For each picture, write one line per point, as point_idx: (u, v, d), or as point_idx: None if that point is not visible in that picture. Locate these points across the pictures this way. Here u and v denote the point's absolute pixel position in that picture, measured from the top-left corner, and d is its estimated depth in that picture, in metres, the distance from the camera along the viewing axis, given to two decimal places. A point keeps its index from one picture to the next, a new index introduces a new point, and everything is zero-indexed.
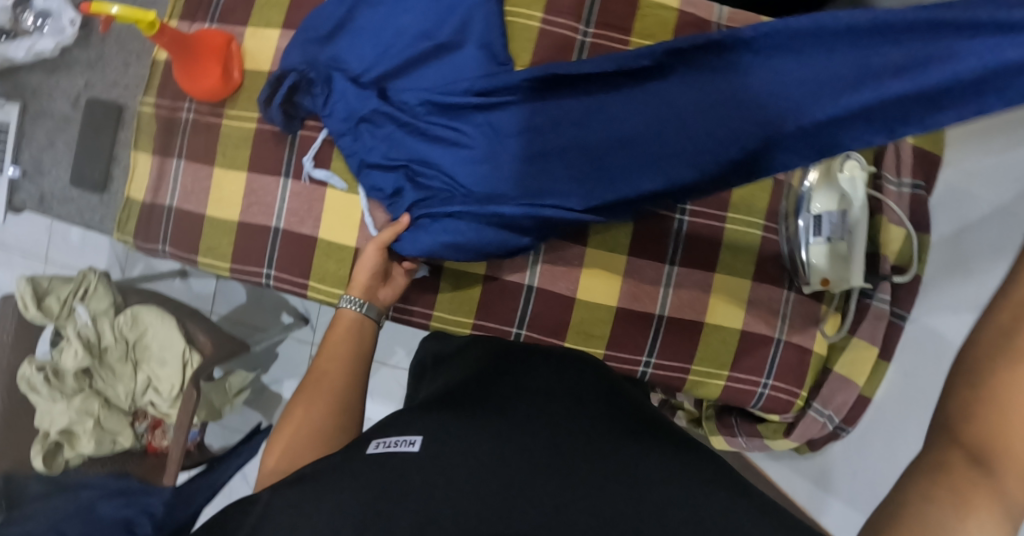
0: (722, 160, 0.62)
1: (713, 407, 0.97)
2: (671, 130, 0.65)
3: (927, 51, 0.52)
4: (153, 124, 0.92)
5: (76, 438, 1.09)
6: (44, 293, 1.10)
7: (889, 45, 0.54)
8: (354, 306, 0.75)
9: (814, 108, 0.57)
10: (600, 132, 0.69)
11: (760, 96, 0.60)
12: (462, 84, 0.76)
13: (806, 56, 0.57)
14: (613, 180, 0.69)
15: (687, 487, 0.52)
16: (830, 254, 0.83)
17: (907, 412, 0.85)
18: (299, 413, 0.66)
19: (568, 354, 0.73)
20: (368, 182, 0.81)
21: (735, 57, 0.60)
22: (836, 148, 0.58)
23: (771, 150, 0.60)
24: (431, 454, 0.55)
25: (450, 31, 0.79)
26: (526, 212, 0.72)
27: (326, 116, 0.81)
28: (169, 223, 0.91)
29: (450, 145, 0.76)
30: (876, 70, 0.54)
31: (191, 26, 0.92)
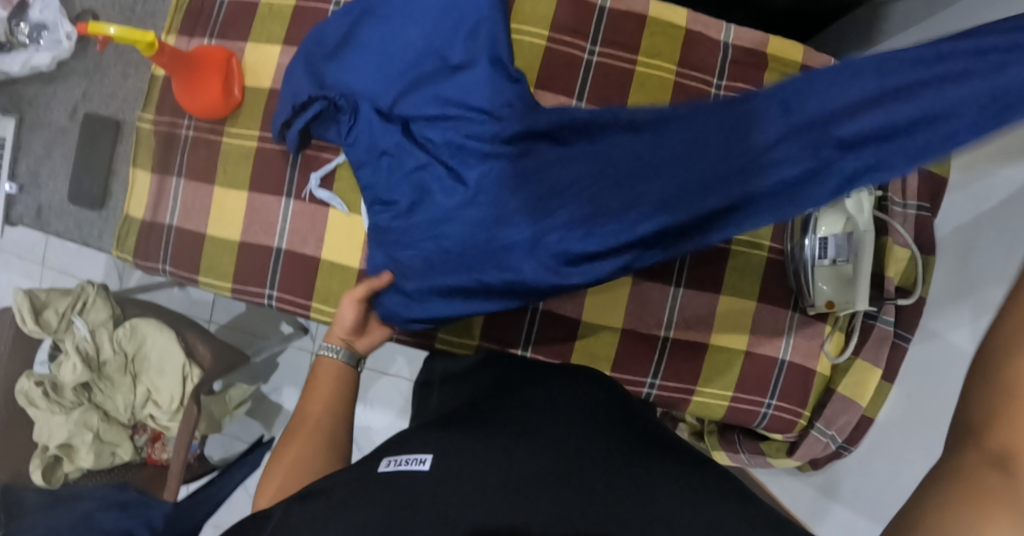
0: (737, 196, 0.58)
1: (715, 423, 0.97)
2: (693, 165, 0.60)
3: (963, 65, 0.50)
4: (152, 140, 0.91)
5: (75, 451, 1.09)
6: (43, 306, 1.08)
7: (914, 69, 0.51)
8: (331, 352, 0.76)
9: (844, 128, 0.53)
10: (619, 167, 0.64)
11: (773, 131, 0.56)
12: (483, 118, 0.73)
13: (837, 87, 0.53)
14: (628, 217, 0.63)
15: (701, 502, 0.52)
16: (835, 277, 0.83)
17: (915, 431, 0.85)
18: (289, 452, 0.67)
19: (574, 370, 0.72)
20: (379, 197, 0.79)
21: (757, 105, 0.56)
22: (890, 167, 0.52)
23: (784, 185, 0.56)
24: (443, 473, 0.54)
25: (462, 52, 0.76)
26: (535, 257, 0.67)
27: (349, 146, 0.80)
28: (169, 242, 0.89)
29: (466, 185, 0.73)
30: (907, 88, 0.51)
31: (191, 41, 0.91)
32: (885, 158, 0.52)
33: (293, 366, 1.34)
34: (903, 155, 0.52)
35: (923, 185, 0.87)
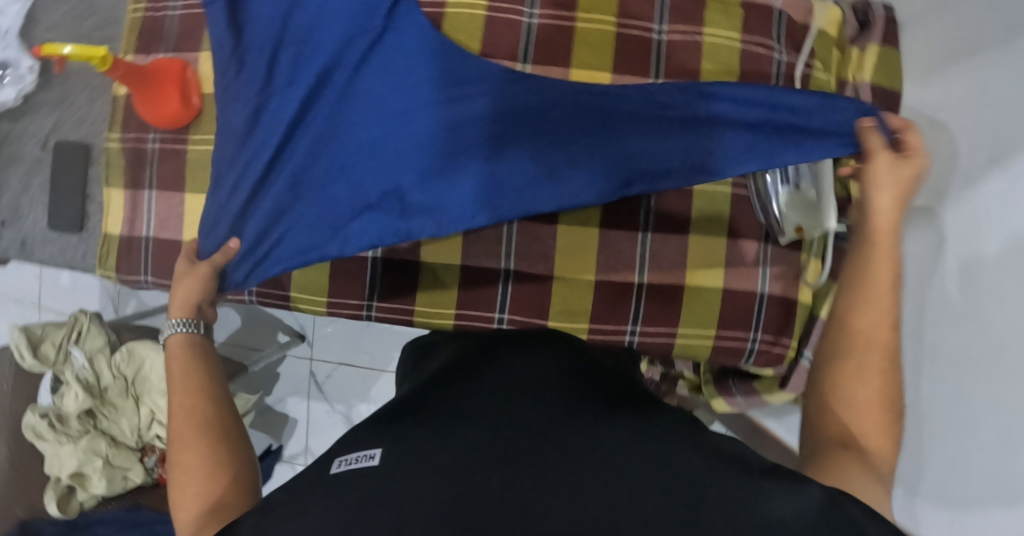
0: (338, 158, 0.81)
1: (711, 371, 0.99)
2: (353, 135, 0.81)
3: (449, 157, 0.79)
4: (121, 158, 0.93)
5: (88, 479, 1.11)
6: (39, 340, 1.12)
7: (453, 145, 0.79)
8: (180, 327, 0.77)
9: (382, 155, 0.80)
10: (351, 143, 0.81)
11: (396, 143, 0.80)
12: (342, 93, 0.82)
13: (401, 144, 0.80)
14: (325, 158, 0.81)
15: (664, 455, 0.50)
16: (798, 201, 0.83)
17: (907, 353, 0.85)
18: (189, 479, 0.63)
19: (539, 338, 0.69)
20: (233, 138, 0.85)
21: (392, 122, 0.80)
22: (396, 175, 0.79)
23: (342, 159, 0.81)
24: (393, 465, 0.51)
25: (364, 49, 0.82)
26: (272, 182, 0.82)
27: (229, 116, 0.85)
28: (148, 254, 0.92)
29: (270, 126, 0.83)
30: (442, 166, 0.79)
31: (147, 58, 0.92)
32: (390, 168, 0.80)
33: (294, 375, 1.36)
34: (412, 148, 0.80)
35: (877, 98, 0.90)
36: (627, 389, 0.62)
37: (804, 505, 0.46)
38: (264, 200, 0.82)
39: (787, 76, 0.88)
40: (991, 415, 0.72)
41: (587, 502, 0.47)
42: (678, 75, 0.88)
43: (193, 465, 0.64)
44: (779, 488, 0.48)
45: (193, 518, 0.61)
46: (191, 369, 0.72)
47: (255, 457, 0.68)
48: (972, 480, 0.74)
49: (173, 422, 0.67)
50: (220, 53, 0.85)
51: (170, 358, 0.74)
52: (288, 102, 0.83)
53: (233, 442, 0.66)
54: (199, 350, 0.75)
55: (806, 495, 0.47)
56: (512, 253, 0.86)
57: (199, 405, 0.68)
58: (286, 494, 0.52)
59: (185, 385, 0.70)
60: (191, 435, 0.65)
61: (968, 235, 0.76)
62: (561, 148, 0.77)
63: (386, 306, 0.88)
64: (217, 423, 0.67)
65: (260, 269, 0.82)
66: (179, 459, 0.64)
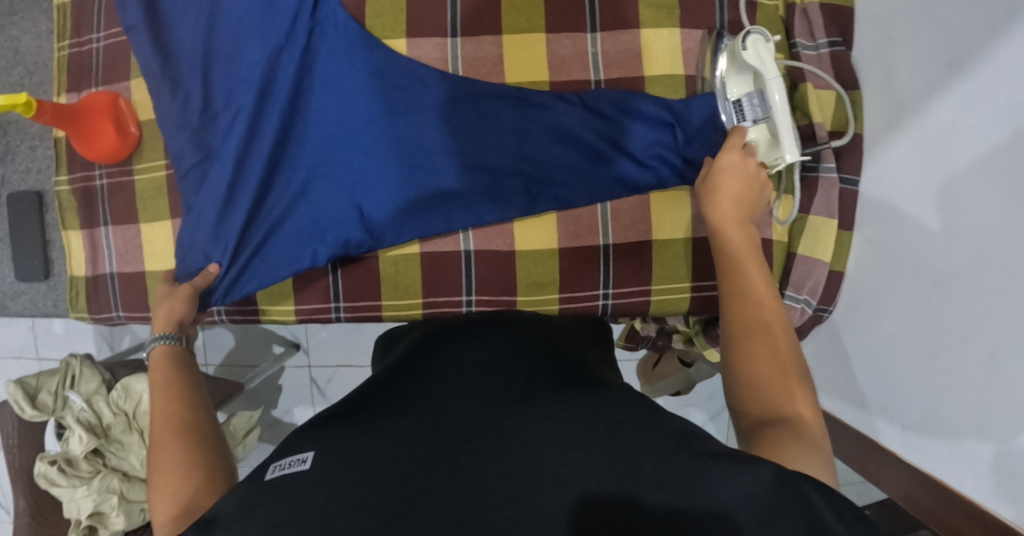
0: (298, 174, 0.84)
1: (699, 322, 0.97)
2: (311, 150, 0.83)
3: (412, 155, 0.81)
4: (73, 200, 0.93)
5: (106, 517, 1.11)
6: (35, 391, 1.11)
7: (411, 142, 0.81)
8: (168, 341, 0.74)
9: (342, 165, 0.83)
10: (308, 159, 0.84)
11: (353, 151, 0.82)
12: (282, 103, 0.82)
13: (357, 152, 0.82)
14: (285, 176, 0.84)
15: (601, 434, 0.49)
16: (757, 137, 0.80)
17: (880, 278, 0.82)
18: (164, 479, 0.59)
19: (486, 318, 0.68)
20: (179, 160, 0.84)
21: (347, 132, 0.82)
22: (362, 181, 0.82)
23: (303, 174, 0.84)
24: (325, 470, 0.49)
25: (298, 56, 0.82)
26: (231, 203, 0.83)
27: (169, 141, 0.84)
28: (115, 289, 0.91)
29: (218, 148, 0.84)
30: (407, 164, 0.81)
31: (79, 95, 0.91)
32: (354, 175, 0.82)
33: (295, 385, 1.36)
34: (370, 154, 0.82)
35: (828, 22, 0.85)
36: (572, 365, 0.61)
37: (752, 485, 0.45)
38: (227, 221, 0.83)
39: (730, 6, 0.85)
40: (974, 338, 0.69)
41: (520, 494, 0.46)
42: (615, 24, 0.84)
43: (169, 467, 0.60)
44: (724, 464, 0.46)
45: (167, 523, 0.57)
46: (174, 381, 0.69)
47: (236, 465, 0.63)
48: (959, 405, 0.71)
49: (153, 430, 0.64)
50: (153, 79, 0.83)
51: (152, 366, 0.72)
52: (237, 122, 0.83)
53: (211, 447, 0.63)
54: (180, 360, 0.73)
55: (755, 475, 0.45)
56: (470, 233, 0.84)
57: (179, 413, 0.65)
58: (230, 507, 0.49)
59: (165, 393, 0.68)
60: (169, 439, 0.62)
61: (944, 146, 0.71)
62: (499, 146, 0.82)
63: (353, 305, 0.87)
64: (200, 430, 0.64)
65: (236, 282, 0.84)
66: (156, 462, 0.61)
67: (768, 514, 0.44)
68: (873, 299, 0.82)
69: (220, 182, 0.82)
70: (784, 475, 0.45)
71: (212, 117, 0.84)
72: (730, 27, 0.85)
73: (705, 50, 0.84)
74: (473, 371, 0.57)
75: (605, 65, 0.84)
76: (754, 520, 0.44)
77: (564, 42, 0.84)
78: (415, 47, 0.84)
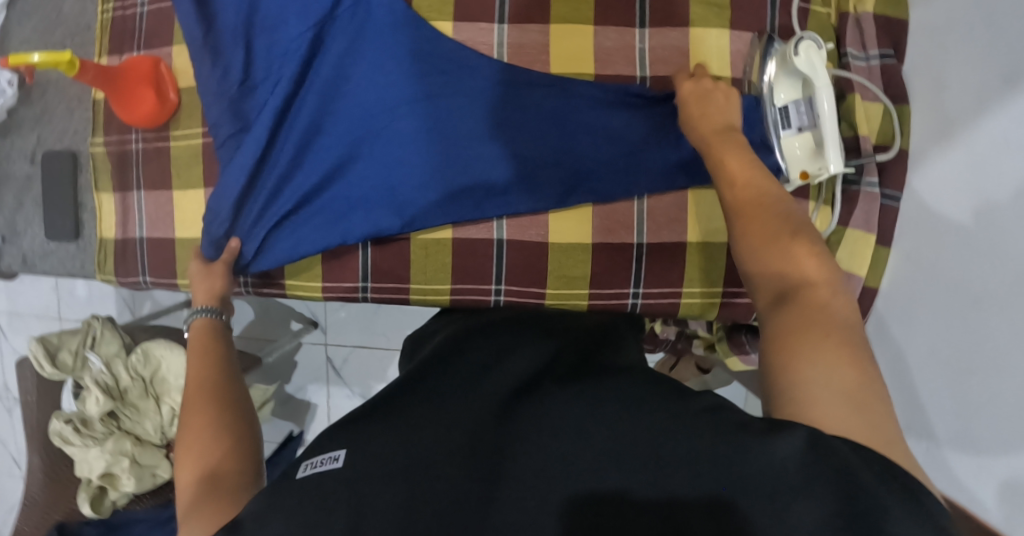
0: (332, 149, 0.83)
1: (723, 328, 0.97)
2: (346, 127, 0.83)
3: (450, 140, 0.81)
4: (107, 162, 0.93)
5: (117, 478, 1.11)
6: (56, 349, 1.12)
7: (450, 126, 0.81)
8: (209, 314, 0.78)
9: (378, 146, 0.82)
10: (342, 136, 0.83)
11: (390, 131, 0.82)
12: (324, 78, 0.82)
13: (393, 133, 0.82)
14: (319, 154, 0.83)
15: (632, 425, 0.48)
16: (803, 145, 0.79)
17: (915, 295, 0.80)
18: (192, 439, 0.63)
19: (519, 326, 0.68)
20: (214, 129, 0.84)
21: (384, 111, 0.82)
22: (397, 163, 0.82)
23: (337, 151, 0.83)
24: (356, 470, 0.49)
25: (344, 33, 0.82)
26: (270, 176, 0.84)
27: (206, 109, 0.84)
28: (143, 254, 0.92)
29: (254, 119, 0.83)
30: (444, 149, 0.81)
31: (121, 58, 0.91)
32: (389, 156, 0.82)
33: (311, 362, 1.36)
34: (407, 136, 0.81)
35: (881, 33, 0.84)
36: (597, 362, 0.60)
37: (787, 454, 0.44)
38: (265, 194, 0.84)
39: (782, 10, 0.83)
40: (1010, 363, 0.68)
41: (549, 492, 0.46)
42: (664, 21, 0.83)
43: (197, 429, 0.63)
44: (755, 435, 0.45)
45: (191, 482, 0.60)
46: (213, 352, 0.73)
47: (261, 430, 0.66)
48: (993, 424, 0.70)
49: (186, 395, 0.68)
50: (194, 47, 0.83)
51: (192, 333, 0.76)
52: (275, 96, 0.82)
53: (238, 412, 0.66)
54: (217, 332, 0.77)
55: (785, 441, 0.44)
56: (504, 221, 0.84)
57: (210, 380, 0.69)
58: (257, 504, 0.49)
59: (201, 359, 0.72)
60: (198, 403, 0.66)
61: (994, 165, 0.70)
62: (534, 135, 0.81)
63: (381, 286, 0.87)
64: (228, 397, 0.67)
65: (265, 255, 0.85)
66: (186, 423, 0.64)
67: (802, 482, 0.43)
68: (906, 314, 0.81)
69: (251, 155, 0.82)
70: (813, 438, 0.44)
71: (250, 89, 0.84)
72: (781, 32, 0.84)
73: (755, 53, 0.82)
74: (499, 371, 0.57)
75: (651, 61, 0.83)
76: (787, 487, 0.43)
77: (611, 35, 0.83)
78: (460, 30, 0.83)
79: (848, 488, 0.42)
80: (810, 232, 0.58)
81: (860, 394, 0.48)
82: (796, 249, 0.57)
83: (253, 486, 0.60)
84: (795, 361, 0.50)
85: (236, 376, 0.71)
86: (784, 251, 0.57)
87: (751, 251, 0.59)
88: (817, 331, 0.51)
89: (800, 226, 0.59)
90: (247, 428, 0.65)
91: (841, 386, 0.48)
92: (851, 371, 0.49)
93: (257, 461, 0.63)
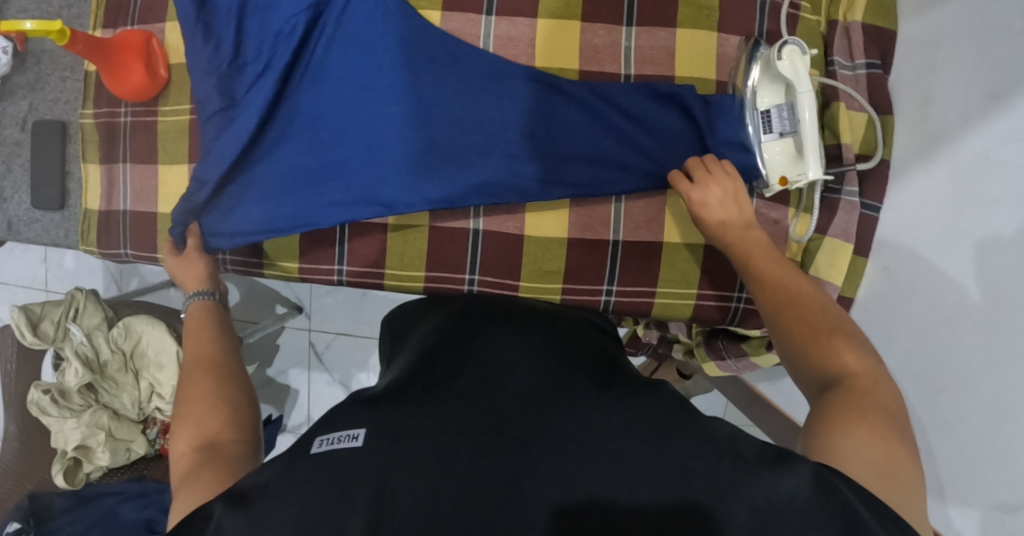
0: (322, 132, 0.83)
1: (702, 333, 0.94)
2: (343, 110, 0.83)
3: (433, 126, 0.81)
4: (95, 133, 0.94)
5: (92, 451, 1.12)
6: (38, 319, 1.12)
7: (435, 112, 0.81)
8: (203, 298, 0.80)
9: (367, 130, 0.82)
10: (336, 118, 0.83)
11: (379, 115, 0.82)
12: (320, 60, 0.84)
13: (384, 116, 0.82)
14: (309, 136, 0.83)
15: (646, 442, 0.52)
16: (783, 151, 0.79)
17: (892, 308, 0.80)
18: (190, 408, 0.64)
19: (523, 316, 0.72)
20: (200, 104, 0.84)
21: (373, 95, 0.82)
22: (381, 148, 0.82)
23: (323, 133, 0.83)
24: (375, 449, 0.51)
25: (338, 16, 0.83)
26: (258, 155, 0.85)
27: (195, 83, 0.84)
28: (126, 227, 0.92)
29: (244, 96, 0.84)
30: (428, 136, 0.81)
31: (114, 32, 0.92)
32: (375, 141, 0.82)
33: (293, 346, 1.37)
34: (395, 121, 0.82)
35: (870, 42, 0.83)
36: (603, 369, 0.64)
37: (797, 488, 0.48)
38: (255, 173, 0.85)
39: (771, 16, 0.84)
40: (981, 377, 0.69)
41: (562, 487, 0.49)
42: (653, 20, 0.84)
43: (197, 399, 0.64)
44: (768, 469, 0.50)
45: (188, 451, 0.60)
46: (211, 332, 0.74)
47: (258, 401, 0.68)
48: (965, 441, 0.71)
49: (184, 365, 0.70)
50: (186, 22, 0.83)
51: (189, 315, 0.78)
52: (268, 76, 0.83)
53: (236, 383, 0.68)
54: (215, 314, 0.78)
55: (797, 477, 0.49)
56: (481, 211, 0.84)
57: (208, 353, 0.71)
58: (261, 478, 0.51)
59: (201, 336, 0.74)
60: (198, 374, 0.67)
61: (974, 182, 0.70)
62: (519, 125, 0.81)
63: (357, 270, 0.87)
64: (226, 368, 0.69)
65: (245, 233, 0.85)
66: (184, 394, 0.65)
67: (811, 514, 0.47)
68: (881, 326, 0.81)
69: (243, 132, 0.83)
70: (822, 477, 0.49)
71: (241, 69, 0.84)
72: (769, 38, 0.84)
73: (741, 57, 0.82)
74: (513, 369, 0.60)
75: (637, 59, 0.83)
76: (796, 516, 0.47)
77: (599, 32, 0.83)
78: (449, 20, 0.83)
79: (850, 521, 0.47)
80: (852, 327, 0.62)
81: (890, 465, 0.52)
82: (846, 343, 0.61)
83: (252, 454, 0.62)
84: (829, 438, 0.54)
85: (231, 352, 0.73)
86: (831, 349, 0.60)
87: (792, 348, 0.63)
88: (855, 412, 0.55)
89: (837, 320, 0.63)
90: (244, 399, 0.66)
91: (872, 457, 0.52)
92: (882, 450, 0.53)
93: (255, 431, 0.64)
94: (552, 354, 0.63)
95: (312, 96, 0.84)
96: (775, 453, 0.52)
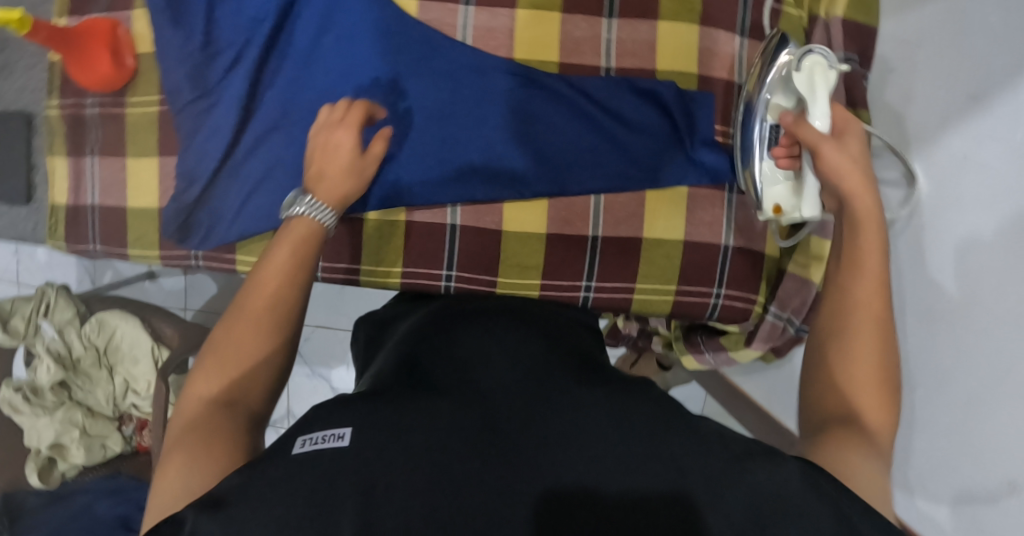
0: (295, 125, 0.81)
1: (680, 327, 0.94)
2: (317, 103, 0.81)
3: (409, 120, 0.80)
4: (61, 125, 0.91)
5: (66, 450, 1.09)
6: (9, 315, 1.12)
7: (412, 105, 0.80)
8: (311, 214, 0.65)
9: None
10: (309, 110, 0.81)
11: None
12: (295, 50, 0.82)
13: None
14: (284, 128, 0.82)
15: (638, 440, 0.51)
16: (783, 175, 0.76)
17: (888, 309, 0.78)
18: (234, 355, 0.57)
19: (506, 315, 0.70)
20: (172, 95, 0.83)
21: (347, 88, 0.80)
22: None
23: (297, 128, 0.81)
24: (364, 451, 0.49)
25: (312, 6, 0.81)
26: (232, 147, 0.83)
27: (165, 73, 0.83)
28: (95, 222, 0.90)
29: (218, 88, 0.83)
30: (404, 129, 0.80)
31: (80, 19, 0.89)
32: None
33: None
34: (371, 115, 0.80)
35: (849, 36, 0.82)
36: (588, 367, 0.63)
37: (784, 481, 0.48)
38: (231, 164, 0.84)
39: (754, 10, 0.83)
40: (956, 377, 0.70)
41: (555, 488, 0.48)
42: (634, 13, 0.82)
43: (244, 349, 0.57)
44: (757, 463, 0.49)
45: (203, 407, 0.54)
46: (301, 256, 0.62)
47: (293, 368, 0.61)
48: (942, 439, 0.72)
49: (259, 291, 0.59)
50: (155, 11, 0.81)
51: (294, 228, 0.63)
52: (241, 66, 0.82)
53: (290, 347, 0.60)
54: (313, 241, 0.64)
55: (786, 469, 0.48)
56: (458, 207, 0.83)
57: (284, 286, 0.60)
58: (237, 479, 0.48)
59: (291, 258, 0.62)
60: (264, 316, 0.58)
61: (954, 183, 0.70)
62: (498, 119, 0.80)
63: (332, 267, 0.85)
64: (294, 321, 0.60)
65: (221, 227, 0.85)
66: (238, 332, 0.57)
67: (797, 506, 0.46)
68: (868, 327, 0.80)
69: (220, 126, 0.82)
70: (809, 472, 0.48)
71: (213, 58, 0.82)
72: (751, 32, 0.83)
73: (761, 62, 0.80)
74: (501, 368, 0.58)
75: (618, 53, 0.82)
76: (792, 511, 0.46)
77: (579, 24, 0.82)
78: (426, 10, 0.81)
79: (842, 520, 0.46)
80: None
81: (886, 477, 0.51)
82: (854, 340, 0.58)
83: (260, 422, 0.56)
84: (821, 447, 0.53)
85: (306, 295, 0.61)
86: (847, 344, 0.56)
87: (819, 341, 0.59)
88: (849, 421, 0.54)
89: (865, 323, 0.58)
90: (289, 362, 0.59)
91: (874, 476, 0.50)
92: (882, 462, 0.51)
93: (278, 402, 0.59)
94: (536, 352, 0.62)
95: (287, 88, 0.82)
96: (762, 449, 0.51)
